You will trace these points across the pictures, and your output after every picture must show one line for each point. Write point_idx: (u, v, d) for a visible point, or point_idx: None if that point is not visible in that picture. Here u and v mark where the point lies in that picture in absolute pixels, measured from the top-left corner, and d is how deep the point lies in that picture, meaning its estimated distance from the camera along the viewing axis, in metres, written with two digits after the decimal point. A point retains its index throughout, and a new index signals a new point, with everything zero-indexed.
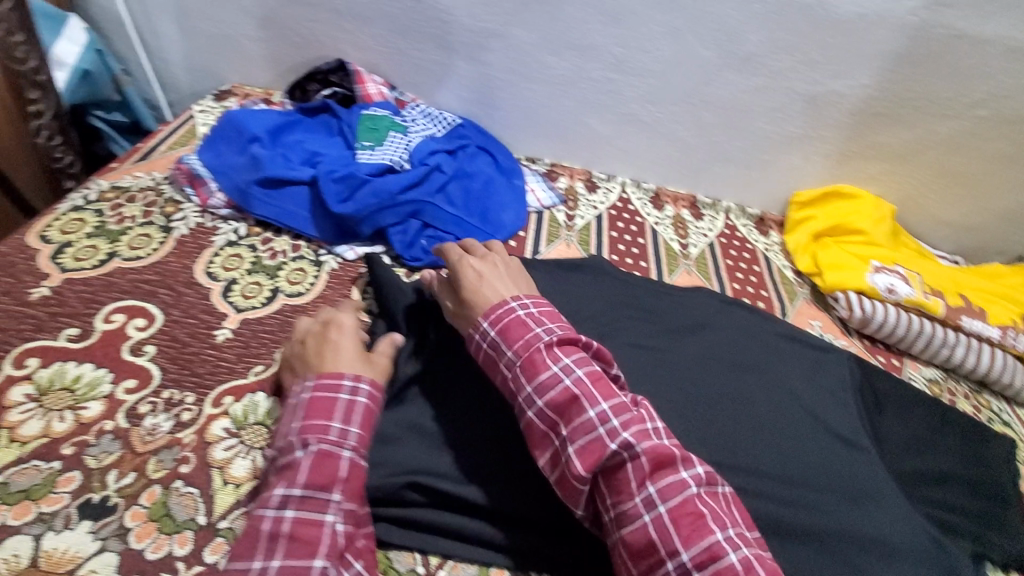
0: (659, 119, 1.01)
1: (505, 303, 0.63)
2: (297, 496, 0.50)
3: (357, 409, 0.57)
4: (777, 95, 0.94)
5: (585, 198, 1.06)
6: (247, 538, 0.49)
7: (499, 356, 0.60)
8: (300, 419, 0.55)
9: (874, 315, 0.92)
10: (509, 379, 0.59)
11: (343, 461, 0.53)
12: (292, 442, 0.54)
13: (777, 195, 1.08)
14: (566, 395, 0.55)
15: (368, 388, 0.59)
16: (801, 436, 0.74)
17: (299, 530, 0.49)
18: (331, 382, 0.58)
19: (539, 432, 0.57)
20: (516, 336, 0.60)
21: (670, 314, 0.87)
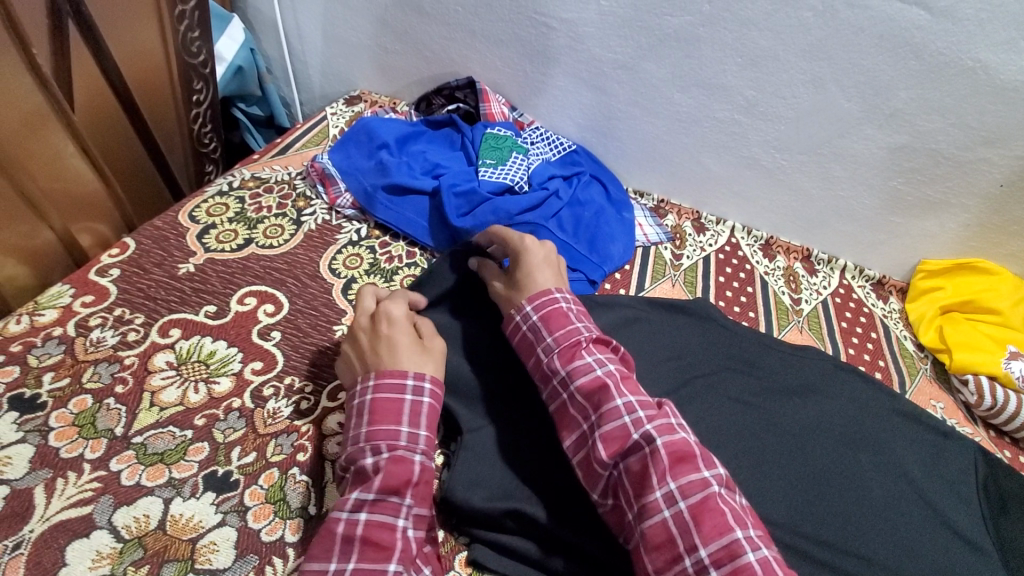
0: (782, 167, 0.97)
1: (549, 293, 0.66)
2: (370, 499, 0.51)
3: (425, 413, 0.57)
4: (920, 157, 0.88)
5: (693, 238, 1.03)
6: (322, 541, 0.50)
7: (538, 340, 0.64)
8: (368, 421, 0.56)
9: (1008, 406, 0.83)
10: (544, 361, 0.62)
11: (413, 463, 0.54)
12: (360, 446, 0.55)
13: (902, 260, 1.01)
14: (597, 381, 0.58)
15: (431, 387, 0.59)
16: (918, 531, 0.67)
17: (376, 532, 0.50)
18: (394, 382, 0.57)
19: (568, 415, 0.59)
20: (557, 322, 0.64)
21: (780, 372, 0.82)
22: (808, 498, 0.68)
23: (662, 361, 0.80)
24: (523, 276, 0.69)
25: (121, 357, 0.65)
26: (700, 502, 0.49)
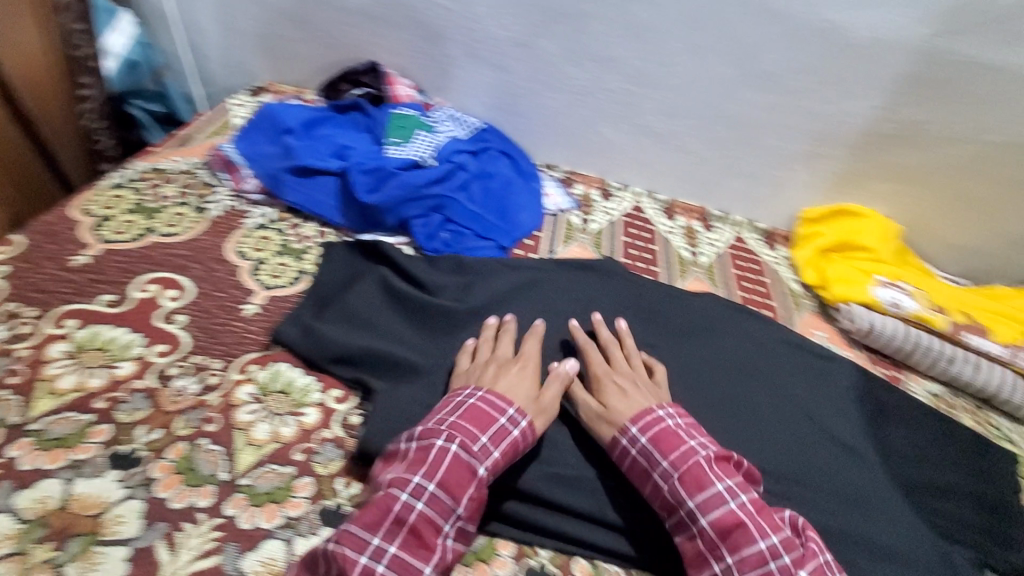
0: (673, 131, 1.05)
1: (651, 412, 0.65)
2: (430, 491, 0.54)
3: (507, 439, 0.60)
4: (791, 114, 0.98)
5: (601, 205, 1.09)
6: (375, 510, 0.52)
7: (653, 466, 0.61)
8: (455, 417, 0.59)
9: (878, 327, 0.91)
10: (663, 489, 0.60)
11: (475, 479, 0.56)
12: (439, 429, 0.58)
13: (788, 212, 1.11)
14: (733, 519, 0.56)
15: (524, 426, 0.62)
16: (800, 440, 0.76)
17: (423, 526, 0.53)
18: (497, 403, 0.62)
19: (695, 550, 0.57)
20: (671, 445, 0.61)
21: (680, 316, 0.89)
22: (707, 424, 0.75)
23: (573, 313, 0.83)
24: (614, 394, 0.68)
25: (11, 350, 0.63)
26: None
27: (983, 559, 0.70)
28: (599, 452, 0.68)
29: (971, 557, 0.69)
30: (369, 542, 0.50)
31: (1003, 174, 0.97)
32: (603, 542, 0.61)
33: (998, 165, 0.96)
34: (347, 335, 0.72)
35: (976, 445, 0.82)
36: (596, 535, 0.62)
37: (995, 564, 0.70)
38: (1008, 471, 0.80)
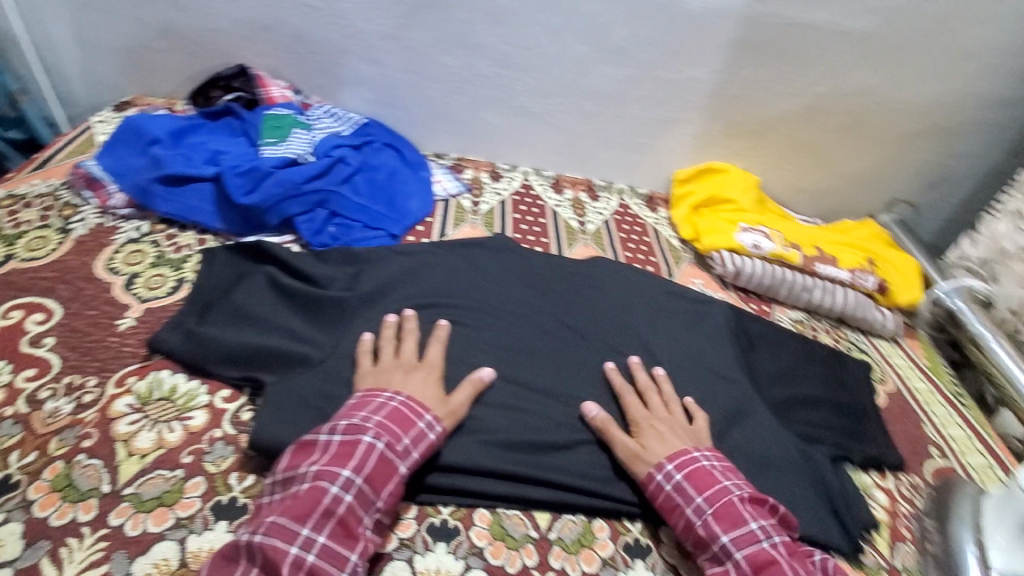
0: (547, 110, 1.12)
1: (687, 452, 0.68)
2: (357, 485, 0.56)
3: (425, 442, 0.62)
4: (649, 84, 1.07)
5: (491, 186, 1.14)
6: (304, 503, 0.54)
7: (687, 501, 0.64)
8: (378, 416, 0.61)
9: (743, 268, 1.02)
10: (696, 525, 0.62)
11: (395, 476, 0.59)
12: (363, 426, 0.59)
13: (662, 175, 1.20)
14: (764, 556, 0.59)
15: (439, 430, 0.65)
16: (682, 377, 0.83)
17: (351, 518, 0.55)
18: (418, 407, 0.64)
19: None
20: (705, 483, 0.65)
21: (570, 280, 0.94)
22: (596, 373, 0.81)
23: (466, 289, 0.86)
24: (647, 434, 0.71)
25: None
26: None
27: (842, 453, 0.79)
28: (495, 413, 0.72)
29: (829, 451, 0.78)
30: (297, 533, 0.53)
31: (833, 121, 1.11)
32: (499, 492, 0.66)
33: (828, 113, 1.10)
34: (232, 336, 0.71)
35: (834, 358, 0.93)
36: (492, 486, 0.67)
37: (852, 456, 0.79)
38: (863, 377, 0.91)
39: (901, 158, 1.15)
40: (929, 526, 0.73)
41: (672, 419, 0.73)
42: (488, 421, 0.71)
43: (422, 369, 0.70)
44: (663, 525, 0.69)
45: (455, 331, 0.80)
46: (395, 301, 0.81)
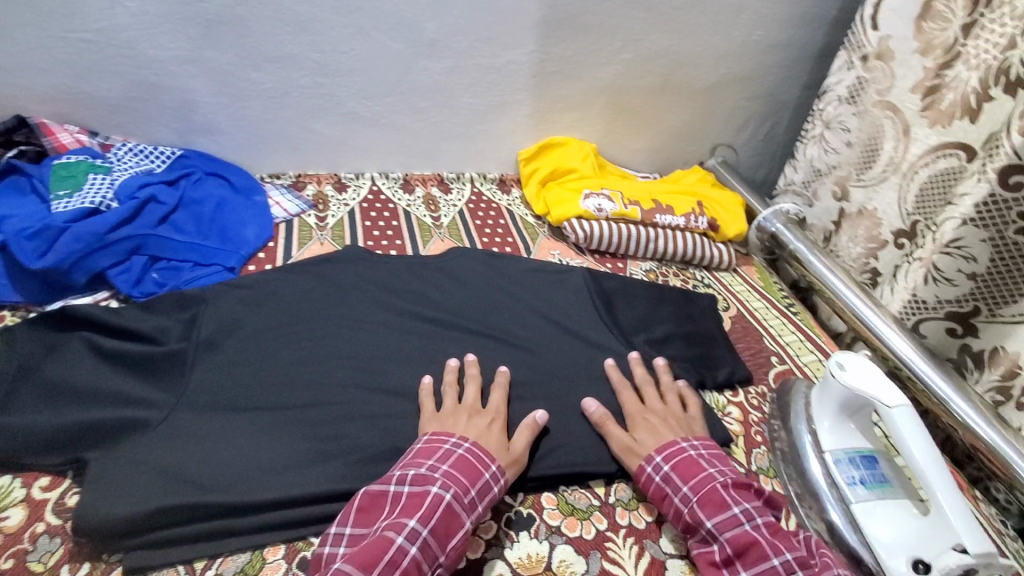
0: (378, 111, 1.11)
1: (676, 444, 0.72)
2: (423, 536, 0.57)
3: (486, 494, 0.64)
4: (470, 71, 1.10)
5: (336, 199, 1.11)
6: (373, 551, 0.55)
7: (674, 489, 0.68)
8: (447, 466, 0.63)
9: (593, 232, 1.08)
10: (684, 512, 0.66)
11: (461, 529, 0.60)
12: (434, 477, 0.62)
13: (507, 158, 1.24)
14: (745, 538, 0.62)
15: (501, 482, 0.66)
16: (548, 347, 0.86)
17: (415, 569, 0.55)
18: (483, 456, 0.66)
19: (710, 563, 0.63)
20: (690, 473, 0.68)
21: (428, 275, 0.94)
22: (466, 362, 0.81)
23: (321, 310, 0.84)
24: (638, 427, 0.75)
25: None
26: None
27: (699, 380, 0.86)
28: (365, 427, 0.71)
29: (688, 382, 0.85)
30: None
31: (646, 82, 1.20)
32: None
33: (640, 76, 1.19)
34: (49, 419, 0.65)
35: (685, 298, 1.01)
36: None
37: (706, 382, 0.87)
38: (711, 308, 1.00)
39: (711, 106, 1.28)
40: (776, 425, 0.82)
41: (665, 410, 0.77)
42: (359, 438, 0.69)
43: (484, 415, 0.72)
44: (545, 491, 0.71)
45: (313, 352, 0.78)
46: (240, 340, 0.76)
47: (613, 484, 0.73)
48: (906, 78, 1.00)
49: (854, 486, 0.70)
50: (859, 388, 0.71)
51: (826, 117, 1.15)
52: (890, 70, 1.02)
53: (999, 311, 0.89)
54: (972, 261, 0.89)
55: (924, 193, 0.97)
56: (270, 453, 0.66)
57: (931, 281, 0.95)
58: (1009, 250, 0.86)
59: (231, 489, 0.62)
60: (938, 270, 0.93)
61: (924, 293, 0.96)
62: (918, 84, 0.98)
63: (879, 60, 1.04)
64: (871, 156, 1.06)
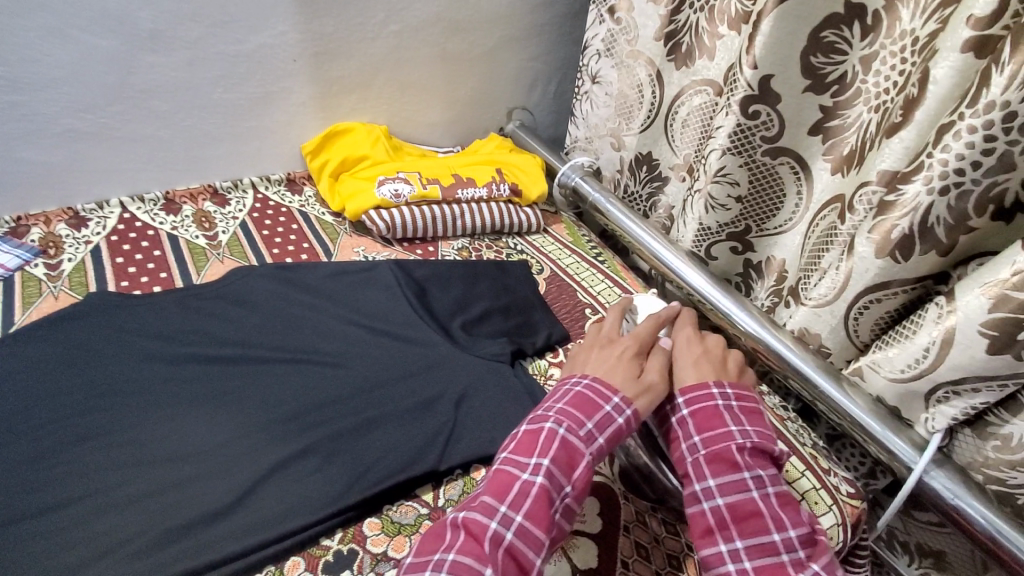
0: (106, 124, 0.92)
1: (705, 387, 0.65)
2: (547, 466, 0.55)
3: (612, 425, 0.60)
4: (214, 63, 0.95)
5: (72, 237, 0.91)
6: (500, 483, 0.54)
7: (684, 436, 0.63)
8: (563, 404, 0.60)
9: (394, 220, 1.02)
10: (687, 460, 0.61)
11: (585, 460, 0.57)
12: (548, 414, 0.59)
13: (290, 154, 1.11)
14: (750, 507, 0.56)
15: (630, 414, 0.62)
16: (360, 353, 0.79)
17: (545, 498, 0.54)
18: (604, 390, 0.62)
19: (704, 523, 0.58)
20: (708, 424, 0.62)
21: (207, 308, 0.81)
22: (264, 398, 0.71)
23: (69, 387, 0.69)
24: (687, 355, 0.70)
25: None
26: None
27: (520, 347, 0.85)
28: (134, 512, 0.59)
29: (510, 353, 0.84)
30: (487, 523, 0.51)
31: (425, 52, 1.14)
32: None
33: (416, 46, 1.13)
34: None
35: (498, 269, 1.00)
36: None
37: (527, 348, 0.86)
38: (526, 273, 1.01)
39: (496, 70, 1.26)
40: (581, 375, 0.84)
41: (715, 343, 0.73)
42: (126, 527, 0.58)
43: (619, 347, 0.70)
44: (365, 516, 0.64)
45: (60, 439, 0.64)
46: None
47: (442, 485, 0.68)
48: (647, 27, 1.06)
49: None
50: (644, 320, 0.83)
51: (591, 71, 1.21)
52: (632, 22, 1.08)
53: (765, 225, 1.01)
54: (736, 185, 0.99)
55: (687, 128, 1.06)
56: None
57: (710, 210, 1.03)
58: (760, 170, 0.97)
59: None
60: (713, 198, 1.01)
61: (707, 220, 1.05)
62: (657, 31, 1.05)
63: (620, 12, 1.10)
64: (630, 107, 1.15)
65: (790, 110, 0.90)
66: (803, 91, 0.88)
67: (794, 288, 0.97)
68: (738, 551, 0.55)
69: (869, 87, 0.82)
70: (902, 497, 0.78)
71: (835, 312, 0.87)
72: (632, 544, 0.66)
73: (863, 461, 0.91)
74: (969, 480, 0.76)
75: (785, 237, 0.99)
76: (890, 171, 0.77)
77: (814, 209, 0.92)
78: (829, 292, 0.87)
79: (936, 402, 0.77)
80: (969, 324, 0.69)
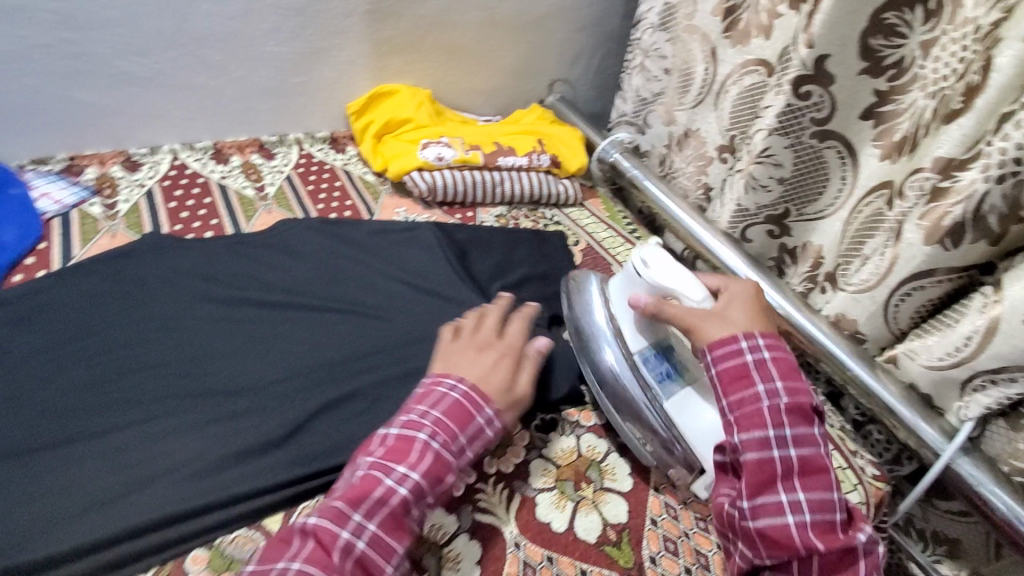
0: (160, 70, 0.93)
1: (780, 341, 0.63)
2: (415, 480, 0.53)
3: (481, 436, 0.58)
4: (266, 15, 0.95)
5: (126, 180, 0.93)
6: (359, 491, 0.51)
7: (764, 379, 0.60)
8: (438, 412, 0.57)
9: (437, 183, 1.03)
10: (765, 402, 0.58)
11: (452, 472, 0.55)
12: (421, 423, 0.56)
13: (334, 112, 1.13)
14: (816, 462, 0.56)
15: (496, 425, 0.60)
16: (402, 308, 0.81)
17: (401, 510, 0.52)
18: (476, 399, 0.59)
19: (770, 468, 0.56)
20: (790, 375, 0.60)
21: (257, 254, 0.83)
22: (314, 344, 0.73)
23: (117, 314, 0.70)
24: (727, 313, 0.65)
25: None
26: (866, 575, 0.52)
27: (557, 313, 0.86)
28: (187, 439, 0.60)
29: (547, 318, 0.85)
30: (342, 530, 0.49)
31: (473, 17, 1.14)
32: (212, 521, 0.55)
33: (464, 10, 1.13)
34: None
35: (536, 237, 1.01)
36: (205, 519, 0.55)
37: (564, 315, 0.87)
38: (563, 244, 1.02)
39: (540, 41, 1.25)
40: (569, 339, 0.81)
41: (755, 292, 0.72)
42: (184, 451, 0.59)
43: (495, 351, 0.66)
44: None
45: (109, 366, 0.65)
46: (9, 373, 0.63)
47: None
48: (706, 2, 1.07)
49: (664, 381, 0.68)
50: (666, 281, 0.69)
51: (644, 45, 1.22)
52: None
53: (805, 210, 1.00)
54: (779, 166, 0.98)
55: (735, 108, 1.06)
56: (68, 496, 0.55)
57: (750, 190, 1.03)
58: (805, 152, 0.96)
59: (15, 551, 0.51)
60: (755, 178, 1.02)
61: (746, 202, 1.05)
62: (716, 6, 1.06)
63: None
64: (687, 79, 1.14)
65: (844, 92, 0.89)
66: (859, 74, 0.87)
67: (831, 274, 0.97)
68: (798, 502, 0.54)
69: (927, 72, 0.80)
70: (927, 482, 0.80)
71: (875, 298, 0.87)
72: (661, 505, 0.68)
73: (887, 446, 0.92)
74: (998, 471, 0.76)
75: (823, 223, 0.98)
76: (946, 157, 0.75)
77: (858, 194, 0.91)
78: (871, 278, 0.87)
79: (972, 390, 0.78)
80: (1015, 313, 0.70)
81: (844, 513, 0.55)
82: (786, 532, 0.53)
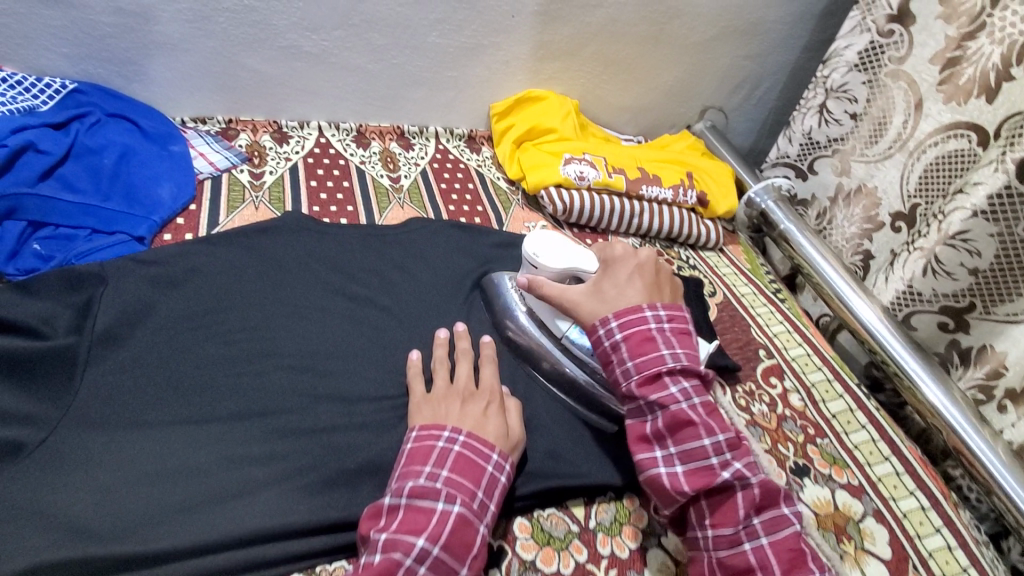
0: (327, 48, 0.93)
1: (639, 310, 0.62)
2: (434, 554, 0.47)
3: (499, 489, 0.54)
4: (437, 5, 0.92)
5: (274, 151, 0.94)
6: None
7: (619, 361, 0.61)
8: (446, 471, 0.52)
9: (574, 204, 0.96)
10: (625, 384, 0.60)
11: (478, 536, 0.50)
12: (432, 486, 0.50)
13: (477, 111, 1.09)
14: (681, 418, 0.57)
15: (508, 470, 0.56)
16: None
17: None
18: (482, 447, 0.54)
19: (639, 436, 0.59)
20: (642, 348, 0.60)
21: (387, 251, 0.80)
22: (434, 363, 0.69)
23: (252, 295, 0.69)
24: (613, 295, 0.65)
25: None
26: (741, 506, 0.54)
27: None
28: (305, 447, 0.57)
29: None
30: None
31: (638, 32, 1.06)
32: (319, 544, 0.52)
33: (633, 23, 1.05)
34: None
35: None
36: (313, 541, 0.52)
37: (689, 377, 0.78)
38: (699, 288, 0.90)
39: (704, 62, 1.15)
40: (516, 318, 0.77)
41: (644, 257, 0.69)
42: (299, 458, 0.56)
43: (481, 396, 0.61)
44: (515, 516, 0.59)
45: (239, 348, 0.64)
46: (145, 338, 0.62)
47: (594, 503, 0.62)
48: (926, 45, 0.91)
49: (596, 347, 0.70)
50: (558, 266, 0.68)
51: (831, 84, 1.05)
52: (909, 35, 0.93)
53: (994, 308, 0.84)
54: (976, 256, 0.83)
55: (928, 173, 0.92)
56: (185, 484, 0.52)
57: (929, 273, 0.89)
58: (1012, 245, 0.80)
59: (133, 537, 0.49)
60: (938, 261, 0.87)
61: (920, 284, 0.90)
62: (938, 54, 0.90)
63: (897, 23, 0.94)
64: (879, 129, 0.99)
65: None
66: None
67: (1015, 391, 0.82)
68: (671, 456, 0.57)
69: None
70: None
71: None
72: None
73: None
74: None
75: (1017, 328, 0.82)
76: None
77: None
78: None
79: None
80: None
81: (719, 455, 0.56)
82: (664, 488, 0.57)
